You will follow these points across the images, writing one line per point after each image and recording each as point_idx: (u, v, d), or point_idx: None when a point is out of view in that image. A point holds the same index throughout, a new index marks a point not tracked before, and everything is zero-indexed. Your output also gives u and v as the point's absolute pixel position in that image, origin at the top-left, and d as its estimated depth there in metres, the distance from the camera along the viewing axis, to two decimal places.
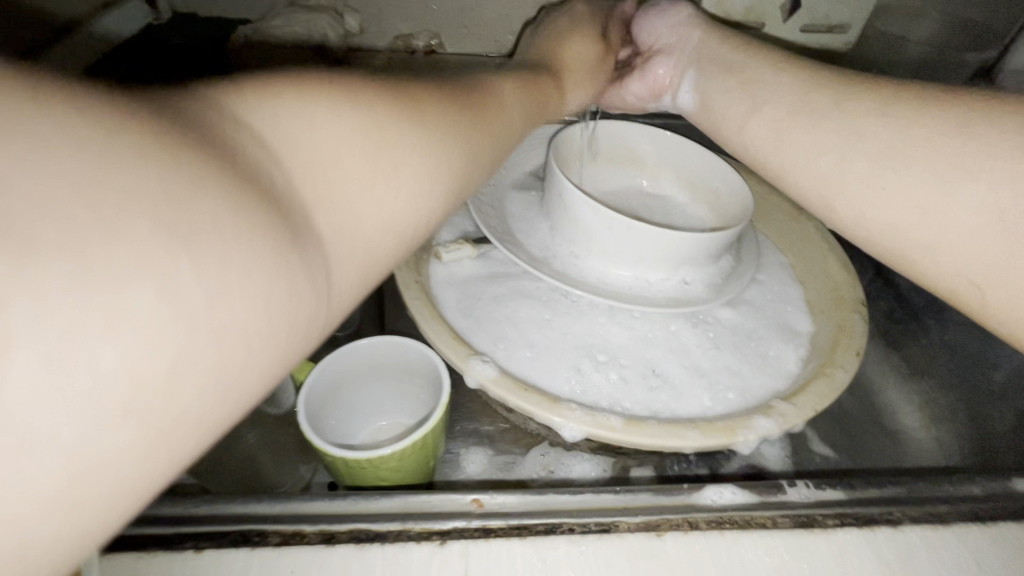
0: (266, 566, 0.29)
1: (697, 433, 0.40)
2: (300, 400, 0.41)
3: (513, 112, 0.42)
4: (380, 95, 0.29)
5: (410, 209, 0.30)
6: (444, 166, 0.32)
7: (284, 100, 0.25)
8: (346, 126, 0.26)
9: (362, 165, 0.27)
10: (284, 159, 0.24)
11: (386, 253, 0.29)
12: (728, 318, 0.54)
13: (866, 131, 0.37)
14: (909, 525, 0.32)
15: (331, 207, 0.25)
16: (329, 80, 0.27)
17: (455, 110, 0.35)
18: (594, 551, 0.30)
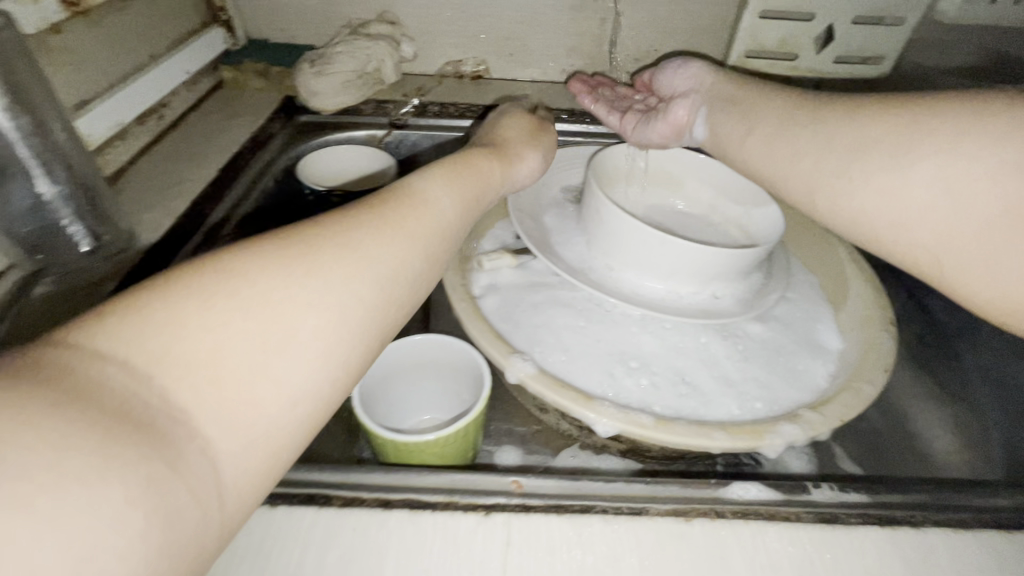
0: (331, 523, 0.33)
1: (725, 434, 0.42)
2: (355, 386, 0.44)
3: (440, 203, 0.38)
4: (268, 257, 0.27)
5: (324, 365, 0.27)
6: (362, 299, 0.29)
7: (151, 311, 0.23)
8: (223, 316, 0.24)
9: (250, 348, 0.25)
10: (152, 375, 0.22)
11: (303, 419, 0.26)
12: (757, 331, 0.56)
13: (834, 136, 0.45)
14: (930, 527, 0.34)
15: (219, 403, 0.23)
16: (203, 271, 0.26)
17: (374, 225, 0.32)
18: (626, 529, 0.33)
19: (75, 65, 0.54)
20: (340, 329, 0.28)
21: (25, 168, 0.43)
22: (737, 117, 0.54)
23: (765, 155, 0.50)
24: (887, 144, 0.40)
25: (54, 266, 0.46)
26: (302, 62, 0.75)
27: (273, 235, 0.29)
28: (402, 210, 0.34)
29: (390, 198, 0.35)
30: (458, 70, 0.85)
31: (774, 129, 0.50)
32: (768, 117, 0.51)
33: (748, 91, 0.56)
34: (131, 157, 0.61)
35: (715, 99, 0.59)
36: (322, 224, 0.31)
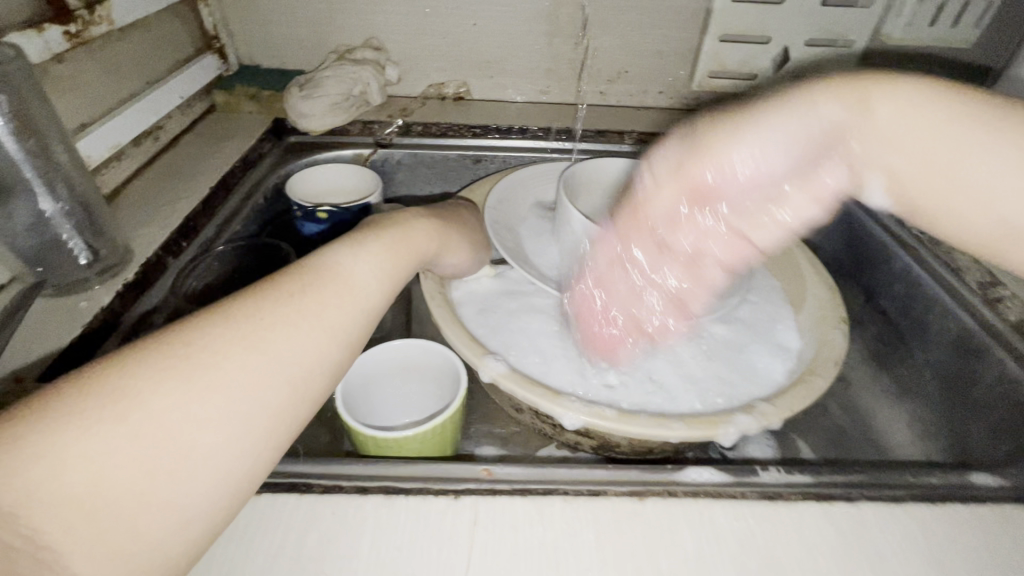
0: (312, 508, 0.35)
1: (683, 424, 0.45)
2: (338, 387, 0.47)
3: (366, 278, 0.38)
4: (163, 367, 0.27)
5: (219, 479, 0.27)
6: (267, 404, 0.30)
7: (26, 448, 0.24)
8: (102, 446, 0.25)
9: (133, 474, 0.25)
10: (20, 516, 0.23)
11: (196, 534, 0.27)
12: (719, 332, 0.60)
13: (912, 135, 0.42)
14: (863, 502, 0.37)
15: (93, 538, 0.24)
16: (89, 393, 0.26)
17: (286, 318, 0.32)
18: (587, 509, 0.36)
19: (75, 91, 0.57)
20: (239, 440, 0.28)
21: (29, 186, 0.46)
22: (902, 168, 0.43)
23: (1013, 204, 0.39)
24: (968, 139, 0.40)
25: (52, 277, 0.48)
26: (292, 85, 0.79)
27: (173, 338, 0.29)
28: (321, 296, 0.35)
29: (307, 282, 0.35)
30: (440, 92, 0.90)
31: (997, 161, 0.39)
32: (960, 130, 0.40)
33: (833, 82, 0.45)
34: (126, 176, 0.64)
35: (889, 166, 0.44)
36: (230, 320, 0.31)
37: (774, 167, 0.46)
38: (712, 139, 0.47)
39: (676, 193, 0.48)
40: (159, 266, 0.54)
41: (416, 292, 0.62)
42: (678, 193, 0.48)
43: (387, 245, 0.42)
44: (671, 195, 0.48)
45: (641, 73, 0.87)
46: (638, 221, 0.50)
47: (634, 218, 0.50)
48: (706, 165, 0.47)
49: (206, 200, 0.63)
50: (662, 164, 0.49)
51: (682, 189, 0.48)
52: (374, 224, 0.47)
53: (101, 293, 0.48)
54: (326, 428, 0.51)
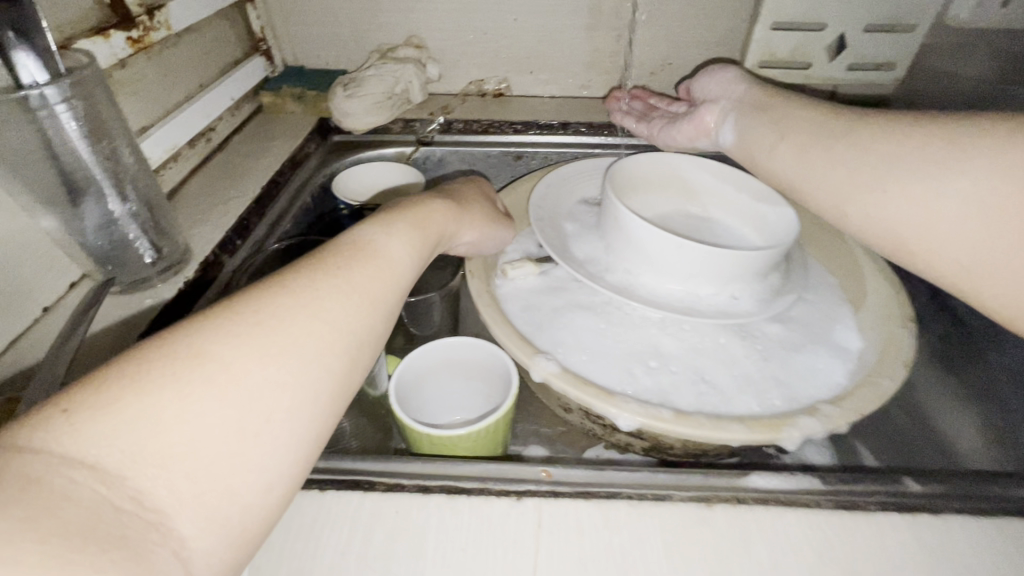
0: (375, 507, 0.35)
1: (743, 427, 0.44)
2: (391, 385, 0.47)
3: (399, 254, 0.39)
4: (239, 332, 0.28)
5: (294, 441, 0.28)
6: (331, 369, 0.30)
7: (122, 409, 0.23)
8: (198, 408, 0.25)
9: (225, 433, 0.25)
10: (127, 477, 0.22)
11: (276, 498, 0.27)
12: (774, 332, 0.58)
13: (870, 147, 0.43)
14: (950, 514, 0.35)
15: (195, 498, 0.24)
16: (174, 357, 0.26)
17: (340, 289, 0.33)
18: (651, 513, 0.35)
19: (136, 94, 0.59)
20: (309, 404, 0.29)
21: (100, 187, 0.47)
22: (767, 125, 0.53)
23: (794, 164, 0.49)
24: (907, 160, 0.40)
25: (120, 274, 0.50)
26: (336, 85, 0.80)
27: (238, 307, 0.29)
28: (364, 269, 0.35)
29: (348, 257, 0.36)
30: (480, 89, 0.90)
31: (798, 142, 0.49)
32: (786, 125, 0.51)
33: (778, 100, 0.54)
34: (182, 177, 0.66)
35: (745, 107, 0.57)
36: (287, 290, 0.31)
37: (722, 89, 0.61)
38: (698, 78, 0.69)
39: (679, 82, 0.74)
40: (216, 264, 0.55)
41: (462, 291, 0.62)
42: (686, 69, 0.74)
43: (408, 222, 0.43)
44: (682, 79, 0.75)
45: (687, 65, 0.84)
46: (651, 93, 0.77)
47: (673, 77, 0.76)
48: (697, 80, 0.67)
49: (256, 201, 0.64)
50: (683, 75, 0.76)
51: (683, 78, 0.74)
52: (389, 205, 0.47)
53: (165, 290, 0.51)
54: (378, 425, 0.52)
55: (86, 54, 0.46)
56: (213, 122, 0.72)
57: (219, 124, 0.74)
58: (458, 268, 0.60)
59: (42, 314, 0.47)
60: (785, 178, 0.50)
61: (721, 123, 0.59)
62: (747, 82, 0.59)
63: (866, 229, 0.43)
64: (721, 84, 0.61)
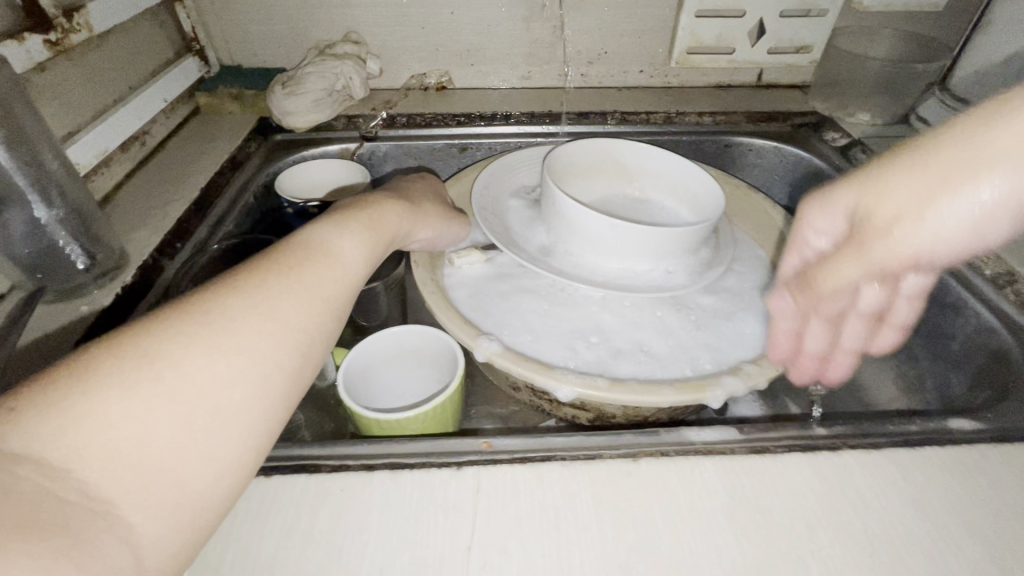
0: (321, 485, 0.36)
1: (673, 390, 0.47)
2: (338, 374, 0.49)
3: (351, 252, 0.39)
4: (189, 330, 0.27)
5: (246, 435, 0.27)
6: (283, 365, 0.30)
7: (68, 406, 0.23)
8: (147, 403, 0.24)
9: (174, 428, 0.25)
10: (72, 471, 0.22)
11: (227, 492, 0.26)
12: (707, 302, 0.62)
13: None
14: (848, 450, 0.39)
15: (144, 491, 0.23)
16: (121, 354, 0.25)
17: (293, 286, 0.33)
18: (582, 473, 0.37)
19: (59, 98, 0.58)
20: (261, 400, 0.28)
21: (23, 196, 0.46)
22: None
23: None
24: None
25: (52, 284, 0.49)
26: (274, 84, 0.79)
27: (189, 305, 0.29)
28: (318, 268, 0.35)
29: (301, 254, 0.35)
30: (423, 83, 0.90)
31: None
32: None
33: None
34: (116, 182, 0.65)
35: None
36: (239, 289, 0.31)
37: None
38: (875, 237, 0.32)
39: (869, 265, 0.33)
40: (156, 268, 0.54)
41: (410, 281, 0.64)
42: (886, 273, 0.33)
43: (362, 220, 0.43)
44: (859, 269, 0.33)
45: (621, 53, 0.87)
46: (814, 293, 0.37)
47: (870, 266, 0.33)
48: (877, 274, 0.34)
49: (195, 204, 0.63)
50: (828, 208, 0.36)
51: (869, 263, 0.33)
52: (340, 204, 0.47)
53: (102, 296, 0.50)
54: (329, 415, 0.53)
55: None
56: (148, 127, 0.72)
57: (155, 127, 0.73)
58: (404, 259, 0.61)
59: None
60: None
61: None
62: None
63: None
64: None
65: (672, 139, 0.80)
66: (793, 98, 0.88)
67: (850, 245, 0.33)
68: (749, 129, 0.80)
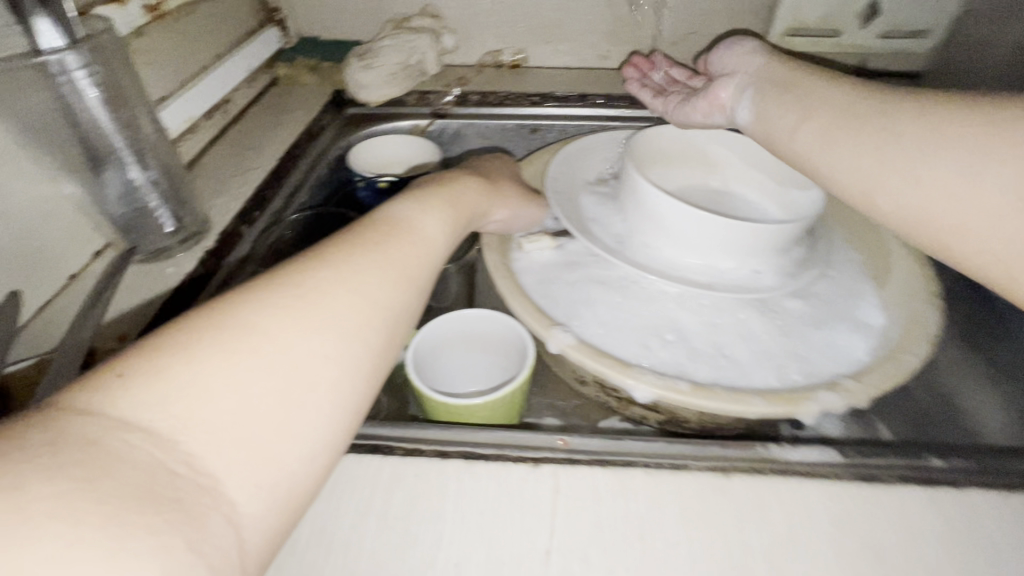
0: (395, 470, 0.35)
1: (763, 401, 0.44)
2: (408, 353, 0.48)
3: (434, 229, 0.37)
4: (283, 304, 0.26)
5: (339, 413, 0.26)
6: (372, 343, 0.29)
7: (173, 375, 0.22)
8: (246, 375, 0.23)
9: (271, 403, 0.24)
10: (180, 441, 0.21)
11: (320, 472, 0.25)
12: (795, 307, 0.57)
13: (899, 128, 0.39)
14: (973, 488, 0.35)
15: (245, 467, 0.22)
16: (222, 324, 0.24)
17: (379, 262, 0.31)
18: (669, 484, 0.35)
19: (153, 63, 0.59)
20: (351, 378, 0.27)
21: (119, 157, 0.48)
22: (790, 102, 0.47)
23: (812, 143, 0.44)
24: (944, 133, 0.36)
25: (142, 244, 0.50)
26: (350, 57, 0.79)
27: (280, 278, 0.28)
28: (402, 244, 0.34)
29: (385, 230, 0.34)
30: (497, 59, 0.87)
31: (826, 119, 0.44)
32: (818, 107, 0.45)
33: (808, 76, 0.48)
34: (200, 149, 0.66)
35: (764, 83, 0.52)
36: (327, 263, 0.30)
37: (736, 67, 0.56)
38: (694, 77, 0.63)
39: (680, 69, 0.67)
40: (235, 236, 0.54)
41: (478, 264, 0.62)
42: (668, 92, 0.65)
43: (442, 196, 0.41)
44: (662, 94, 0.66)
45: (709, 34, 0.82)
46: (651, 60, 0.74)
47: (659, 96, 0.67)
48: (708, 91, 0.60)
49: (272, 174, 0.64)
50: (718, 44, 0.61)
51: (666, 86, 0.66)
52: (417, 181, 0.46)
53: (186, 260, 0.51)
54: (395, 394, 0.52)
55: (104, 21, 0.46)
56: (230, 95, 0.73)
57: (236, 95, 0.74)
58: (475, 242, 0.60)
59: (70, 282, 0.48)
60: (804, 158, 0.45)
61: (736, 100, 0.54)
62: (767, 56, 0.54)
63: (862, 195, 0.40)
64: (739, 57, 0.56)
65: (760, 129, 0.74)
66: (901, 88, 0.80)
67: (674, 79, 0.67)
68: None
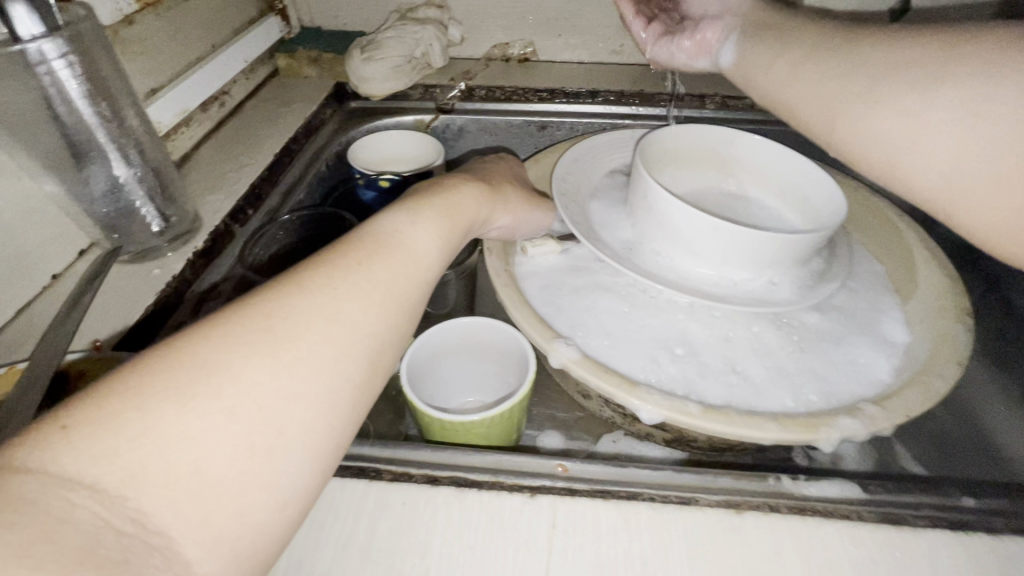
0: (381, 496, 0.33)
1: (777, 425, 0.41)
2: (402, 364, 0.45)
3: (425, 241, 0.35)
4: (251, 336, 0.24)
5: (312, 454, 0.24)
6: (352, 375, 0.26)
7: (121, 424, 0.20)
8: (206, 421, 0.21)
9: (234, 450, 0.21)
10: (127, 498, 0.19)
11: (291, 520, 0.23)
12: (812, 322, 0.54)
13: (866, 58, 0.37)
14: (1010, 536, 0.32)
15: (202, 524, 0.20)
16: (180, 363, 0.22)
17: (363, 284, 0.29)
18: (673, 519, 0.32)
19: (144, 54, 0.57)
20: (327, 416, 0.25)
21: (103, 151, 0.45)
22: (764, 43, 0.46)
23: (781, 84, 0.43)
24: (906, 59, 0.34)
25: (128, 243, 0.48)
26: (353, 48, 0.76)
27: (251, 305, 0.26)
28: (390, 262, 0.31)
29: (372, 247, 0.31)
30: (505, 53, 0.84)
31: (798, 55, 0.42)
32: (789, 47, 0.44)
33: (785, 19, 0.47)
34: (194, 143, 0.64)
35: (748, 24, 0.49)
36: (304, 287, 0.27)
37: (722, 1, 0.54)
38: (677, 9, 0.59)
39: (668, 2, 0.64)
40: (226, 235, 0.53)
41: (480, 268, 0.59)
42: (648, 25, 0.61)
43: (436, 204, 0.39)
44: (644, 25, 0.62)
45: None
46: None
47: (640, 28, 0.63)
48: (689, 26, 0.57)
49: (268, 171, 0.61)
50: None
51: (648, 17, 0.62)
52: (412, 186, 0.43)
53: (174, 261, 0.49)
54: (389, 406, 0.50)
55: (85, 8, 0.44)
56: (227, 87, 0.70)
57: (233, 87, 0.71)
58: (477, 246, 0.57)
59: (52, 282, 0.46)
60: (771, 100, 0.44)
61: (721, 41, 0.52)
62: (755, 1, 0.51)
63: (823, 130, 0.39)
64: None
65: (779, 130, 0.71)
66: None
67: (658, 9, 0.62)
68: None
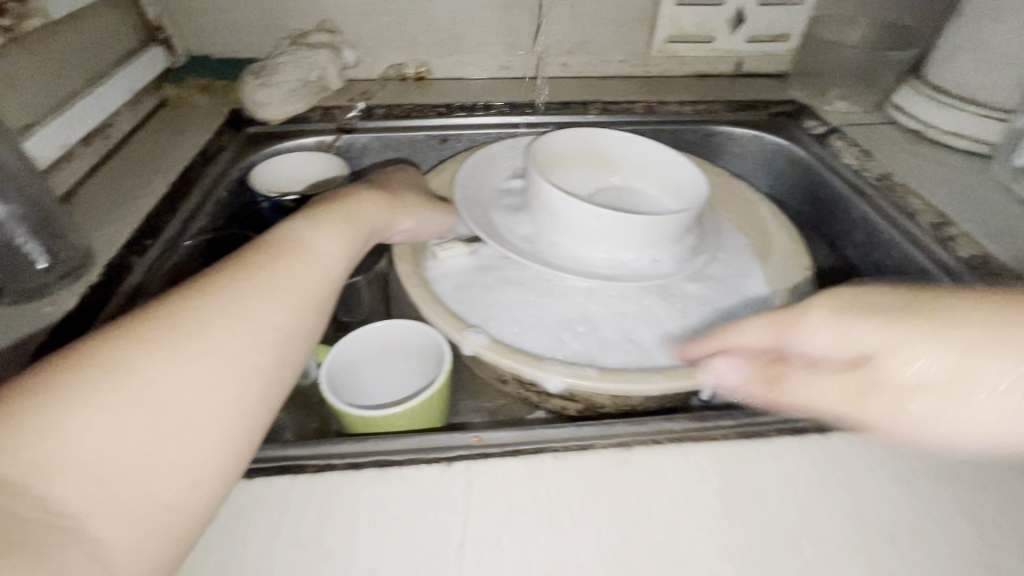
0: (306, 487, 0.35)
1: (662, 377, 0.47)
2: (322, 371, 0.47)
3: (325, 244, 0.37)
4: (153, 335, 0.26)
5: (223, 437, 0.26)
6: (260, 364, 0.28)
7: (23, 422, 0.21)
8: (110, 413, 0.23)
9: (140, 437, 0.23)
10: (32, 487, 0.20)
11: (206, 500, 0.25)
12: (693, 290, 0.61)
13: None
14: (838, 433, 0.39)
15: (111, 505, 0.22)
16: (79, 364, 0.24)
17: (265, 285, 0.31)
18: (575, 464, 0.37)
19: (12, 90, 0.55)
20: (237, 401, 0.27)
21: None
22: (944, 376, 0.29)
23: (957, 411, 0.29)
24: None
25: (12, 285, 0.47)
26: (246, 75, 0.77)
27: (151, 310, 0.27)
28: (292, 264, 0.33)
29: (274, 252, 0.34)
30: (401, 72, 0.88)
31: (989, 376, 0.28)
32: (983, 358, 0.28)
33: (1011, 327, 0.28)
34: (79, 177, 0.62)
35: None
36: (206, 290, 0.29)
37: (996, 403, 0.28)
38: (878, 368, 0.31)
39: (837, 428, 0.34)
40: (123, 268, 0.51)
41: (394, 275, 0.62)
42: (842, 409, 0.33)
43: (334, 212, 0.41)
44: (837, 399, 0.33)
45: (602, 42, 0.87)
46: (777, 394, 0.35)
47: (821, 382, 0.33)
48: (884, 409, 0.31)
49: (164, 200, 0.60)
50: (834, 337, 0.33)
51: (845, 402, 0.32)
52: (312, 199, 0.45)
53: (68, 295, 0.47)
54: (312, 415, 0.51)
55: None
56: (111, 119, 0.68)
57: (117, 118, 0.70)
58: (386, 253, 0.60)
59: None
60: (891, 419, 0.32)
61: None
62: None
63: None
64: None
65: (653, 128, 0.80)
66: (770, 85, 0.89)
67: (845, 379, 0.32)
68: (729, 117, 0.80)
